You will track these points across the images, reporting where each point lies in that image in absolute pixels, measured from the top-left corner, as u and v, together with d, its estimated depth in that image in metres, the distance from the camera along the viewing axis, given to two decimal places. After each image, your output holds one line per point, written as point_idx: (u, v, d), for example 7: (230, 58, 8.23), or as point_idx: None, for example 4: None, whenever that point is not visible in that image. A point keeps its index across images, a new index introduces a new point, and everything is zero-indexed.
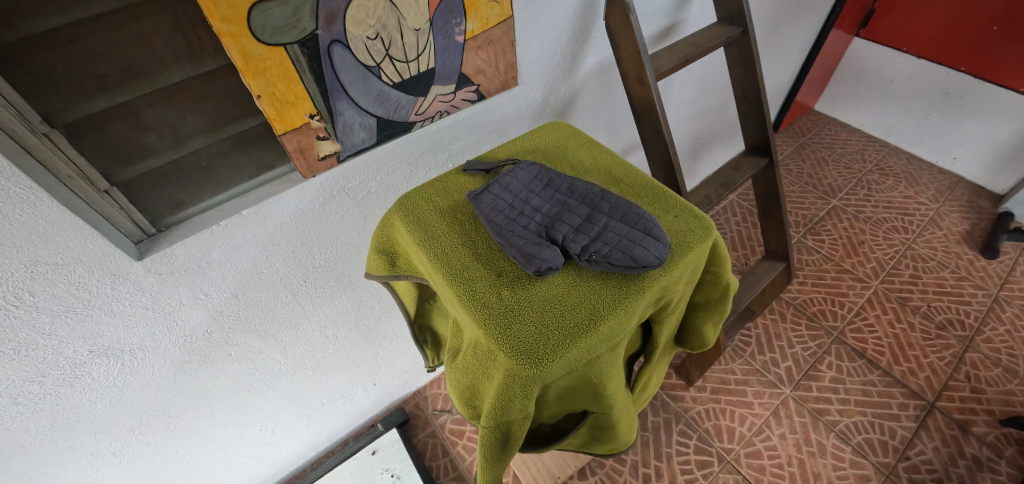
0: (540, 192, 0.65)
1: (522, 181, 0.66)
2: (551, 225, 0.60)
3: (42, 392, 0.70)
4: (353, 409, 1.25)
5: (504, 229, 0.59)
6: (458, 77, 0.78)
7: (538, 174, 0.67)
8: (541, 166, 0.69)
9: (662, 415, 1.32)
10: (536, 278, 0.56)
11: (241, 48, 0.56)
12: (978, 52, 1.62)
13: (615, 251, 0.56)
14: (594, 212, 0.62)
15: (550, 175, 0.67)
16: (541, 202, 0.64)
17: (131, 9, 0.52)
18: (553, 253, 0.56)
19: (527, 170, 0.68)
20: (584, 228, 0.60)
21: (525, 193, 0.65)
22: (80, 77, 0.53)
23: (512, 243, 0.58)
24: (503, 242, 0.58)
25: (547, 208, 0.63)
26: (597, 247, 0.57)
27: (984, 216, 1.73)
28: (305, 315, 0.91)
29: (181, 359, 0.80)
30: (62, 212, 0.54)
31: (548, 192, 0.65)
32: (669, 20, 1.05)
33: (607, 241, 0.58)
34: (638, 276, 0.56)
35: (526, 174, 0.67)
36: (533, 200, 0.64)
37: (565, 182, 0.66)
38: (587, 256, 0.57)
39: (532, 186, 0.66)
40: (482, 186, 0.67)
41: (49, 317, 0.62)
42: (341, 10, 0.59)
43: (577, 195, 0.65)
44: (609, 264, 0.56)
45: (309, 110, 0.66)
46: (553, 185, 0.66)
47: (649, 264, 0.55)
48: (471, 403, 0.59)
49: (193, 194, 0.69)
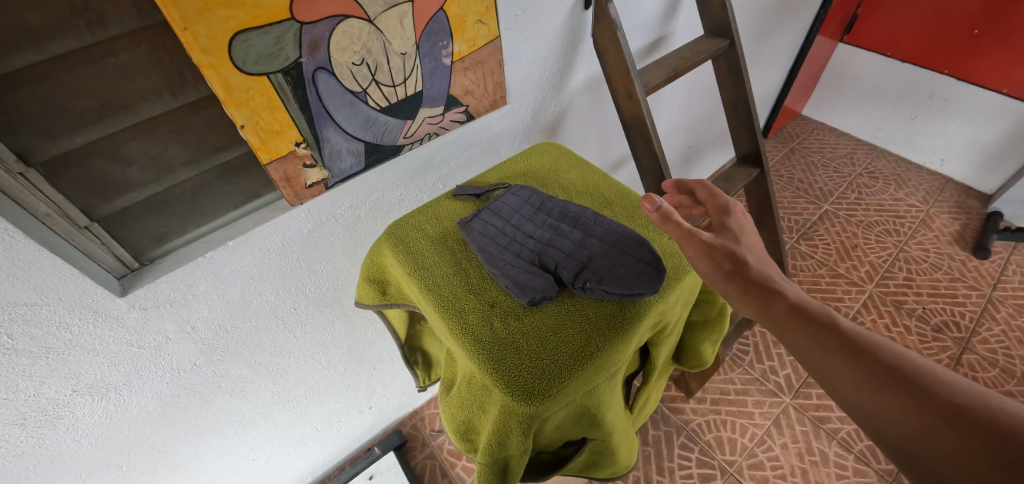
0: (532, 217, 0.64)
1: (513, 206, 0.65)
2: (544, 251, 0.59)
3: (24, 435, 0.67)
4: (348, 434, 1.22)
5: (494, 259, 0.59)
6: (446, 99, 0.77)
7: (529, 198, 0.67)
8: (532, 189, 0.68)
9: (662, 429, 1.31)
10: (531, 309, 0.55)
11: (223, 79, 0.54)
12: (960, 56, 1.64)
13: (609, 278, 0.56)
14: (589, 237, 0.61)
15: (541, 198, 0.66)
16: (533, 227, 0.63)
17: (108, 43, 0.51)
18: (546, 282, 0.56)
19: (518, 194, 0.67)
20: (578, 254, 0.59)
21: (517, 217, 0.64)
22: (57, 114, 0.52)
23: (504, 272, 0.57)
24: (497, 271, 0.57)
25: (539, 233, 0.62)
26: (591, 275, 0.56)
27: (973, 216, 1.75)
28: (297, 343, 0.90)
29: (168, 394, 0.78)
30: (40, 252, 0.52)
31: (540, 217, 0.64)
32: (657, 34, 1.05)
33: (600, 269, 0.57)
34: (634, 303, 0.55)
35: (517, 198, 0.67)
36: (526, 225, 0.63)
37: (557, 205, 0.66)
38: (580, 284, 0.56)
39: (524, 210, 0.65)
40: (472, 213, 0.66)
41: (29, 360, 0.59)
42: (325, 37, 0.58)
43: (570, 219, 0.64)
44: (606, 291, 0.55)
45: (295, 138, 0.65)
46: (545, 208, 0.65)
47: (644, 290, 0.54)
48: (467, 437, 0.58)
49: (178, 226, 0.68)
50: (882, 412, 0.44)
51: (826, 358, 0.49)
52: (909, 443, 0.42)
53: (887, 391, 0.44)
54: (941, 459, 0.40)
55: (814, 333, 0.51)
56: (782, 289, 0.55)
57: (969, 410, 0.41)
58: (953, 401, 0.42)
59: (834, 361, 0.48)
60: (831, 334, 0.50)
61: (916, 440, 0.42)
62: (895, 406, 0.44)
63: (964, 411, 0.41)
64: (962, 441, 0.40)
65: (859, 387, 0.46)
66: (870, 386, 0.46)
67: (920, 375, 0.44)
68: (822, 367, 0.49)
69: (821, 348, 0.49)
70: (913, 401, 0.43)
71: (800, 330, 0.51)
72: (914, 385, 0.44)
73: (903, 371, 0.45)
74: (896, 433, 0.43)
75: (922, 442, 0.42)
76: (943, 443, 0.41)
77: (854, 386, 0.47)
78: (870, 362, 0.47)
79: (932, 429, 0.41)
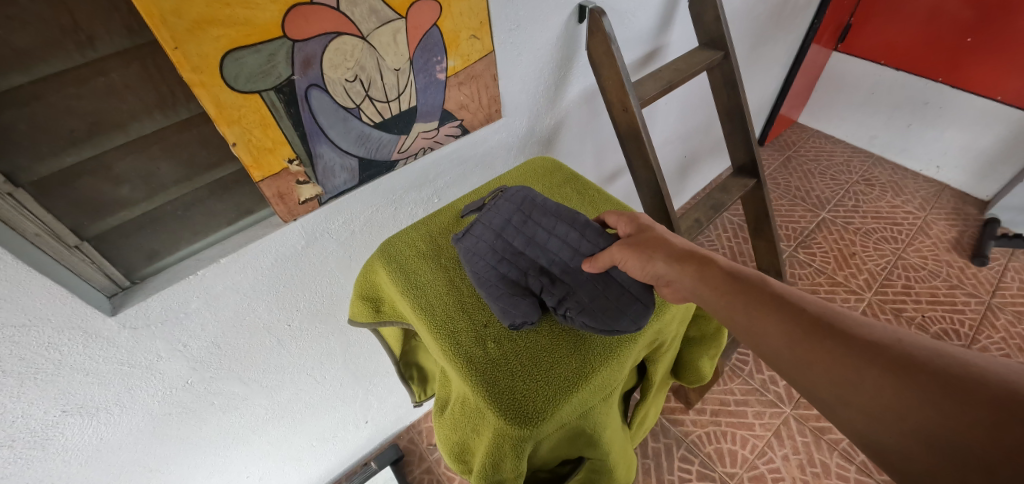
0: (521, 228, 0.64)
1: (502, 215, 0.65)
2: (530, 274, 0.60)
3: (11, 456, 0.66)
4: (344, 449, 1.21)
5: (482, 280, 0.59)
6: (441, 114, 0.77)
7: (520, 205, 0.66)
8: (524, 193, 0.67)
9: (662, 441, 1.29)
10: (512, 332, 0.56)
11: (214, 98, 0.54)
12: (954, 65, 1.65)
13: (592, 310, 0.55)
14: (578, 258, 0.61)
15: (532, 206, 0.65)
16: (521, 242, 0.63)
17: (99, 63, 0.51)
18: (528, 307, 0.55)
19: (512, 199, 0.66)
20: (563, 280, 0.59)
21: (507, 229, 0.64)
22: (47, 134, 0.52)
23: (489, 296, 0.57)
24: (484, 292, 0.58)
25: (527, 249, 0.62)
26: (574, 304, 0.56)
27: (970, 223, 1.75)
28: (291, 359, 0.89)
29: (160, 412, 0.77)
30: (28, 273, 0.51)
31: (529, 228, 0.64)
32: (652, 46, 1.05)
33: (584, 298, 0.57)
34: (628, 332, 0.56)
35: (509, 204, 0.66)
36: (515, 239, 0.63)
37: (546, 214, 0.64)
38: (562, 313, 0.56)
39: (513, 219, 0.64)
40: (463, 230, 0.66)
41: (16, 381, 0.58)
42: (318, 54, 0.58)
43: (558, 233, 0.63)
44: (587, 323, 0.54)
45: (288, 154, 0.64)
46: (535, 219, 0.64)
47: (624, 325, 0.54)
48: (461, 458, 0.57)
49: (170, 244, 0.67)
50: (817, 363, 0.44)
51: (755, 313, 0.49)
52: (841, 391, 0.43)
53: (819, 341, 0.45)
54: (872, 402, 0.41)
55: (743, 295, 0.51)
56: (714, 258, 0.55)
57: (889, 348, 0.42)
58: (874, 342, 0.43)
59: (773, 320, 0.48)
60: (758, 293, 0.50)
61: (848, 385, 0.42)
62: (827, 355, 0.44)
63: (885, 350, 0.42)
64: (891, 379, 0.41)
65: (791, 341, 0.46)
66: (801, 339, 0.46)
67: (843, 323, 0.46)
68: (756, 324, 0.49)
69: (751, 307, 0.49)
70: (842, 347, 0.44)
71: (737, 293, 0.51)
72: (838, 331, 0.45)
73: (828, 320, 0.46)
74: (826, 382, 0.44)
75: (852, 386, 0.42)
76: (872, 384, 0.41)
77: (787, 341, 0.46)
78: (798, 315, 0.47)
79: (859, 371, 0.42)
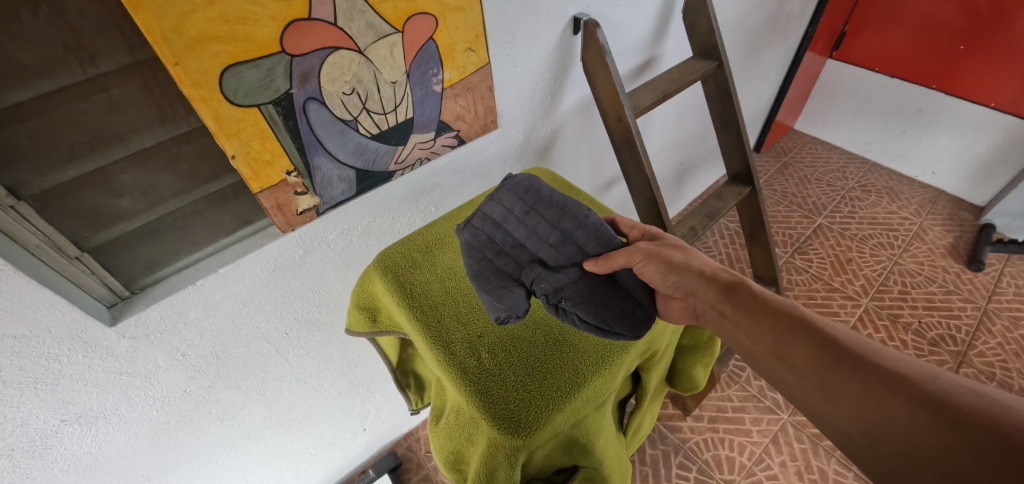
0: (523, 219, 0.64)
1: (504, 206, 0.64)
2: (528, 267, 0.61)
3: (10, 465, 0.67)
4: (342, 456, 1.21)
5: (480, 272, 0.60)
6: (437, 125, 0.78)
7: (524, 195, 0.65)
8: (529, 182, 0.66)
9: (660, 448, 1.29)
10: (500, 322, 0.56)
11: (214, 112, 0.55)
12: (947, 72, 1.67)
13: (589, 307, 0.56)
14: (581, 256, 0.62)
15: (535, 198, 0.65)
16: (522, 233, 0.63)
17: (100, 79, 0.52)
18: (516, 299, 0.56)
19: (515, 189, 0.66)
20: (559, 274, 0.60)
21: (508, 220, 0.64)
22: (49, 148, 0.53)
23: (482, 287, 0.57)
24: (478, 284, 0.58)
25: (528, 241, 0.63)
26: (570, 299, 0.57)
27: (966, 228, 1.76)
28: (289, 367, 0.89)
29: (157, 421, 0.77)
30: (29, 284, 0.52)
31: (530, 219, 0.64)
32: (646, 56, 1.07)
33: (574, 293, 0.58)
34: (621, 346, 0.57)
35: (511, 194, 0.65)
36: (516, 230, 0.63)
37: (548, 207, 0.64)
38: (557, 305, 0.57)
39: (515, 209, 0.64)
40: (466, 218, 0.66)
41: (16, 391, 0.59)
42: (316, 68, 0.59)
43: (560, 228, 0.63)
44: (578, 320, 0.56)
45: (286, 166, 0.65)
46: (537, 210, 0.64)
47: (623, 330, 0.55)
48: (456, 467, 0.57)
49: (169, 254, 0.68)
50: (839, 392, 0.43)
51: (780, 337, 0.49)
52: (864, 424, 0.41)
53: (843, 369, 0.44)
54: (898, 439, 0.39)
55: (769, 318, 0.51)
56: (744, 283, 0.56)
57: (921, 384, 0.41)
58: (906, 377, 0.41)
59: (798, 345, 0.47)
60: (784, 317, 0.50)
61: (872, 419, 0.41)
62: (851, 384, 0.43)
63: (915, 385, 0.41)
64: (919, 416, 0.39)
65: (814, 368, 0.46)
66: (826, 367, 0.45)
67: (871, 354, 0.44)
68: (779, 348, 0.49)
69: (776, 331, 0.49)
70: (867, 377, 0.42)
71: (764, 317, 0.51)
72: (867, 363, 0.43)
73: (857, 351, 0.45)
74: (849, 413, 0.43)
75: (876, 421, 0.41)
76: (898, 420, 0.40)
77: (809, 368, 0.46)
78: (823, 342, 0.46)
79: (886, 404, 0.41)
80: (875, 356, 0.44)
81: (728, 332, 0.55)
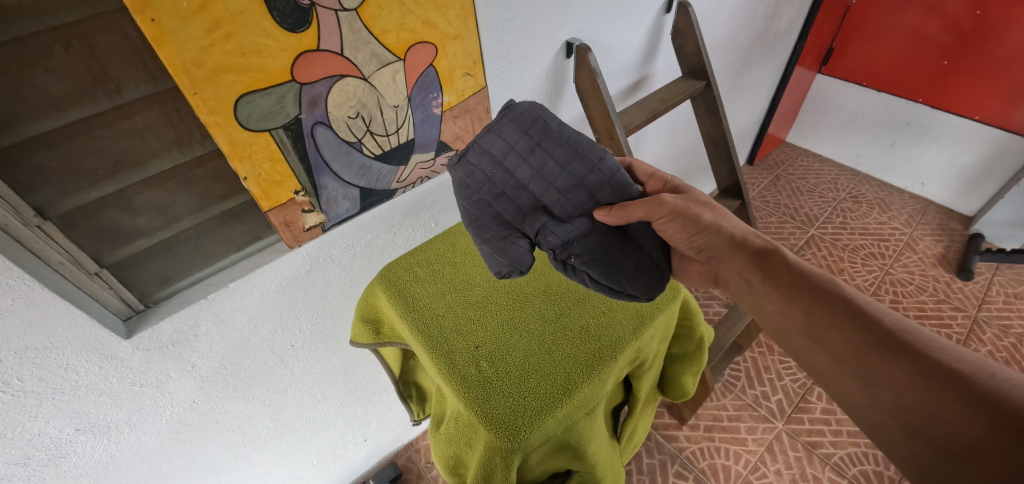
0: (527, 156, 0.66)
1: (507, 142, 0.66)
2: (532, 213, 0.65)
3: (26, 474, 0.69)
4: (343, 467, 1.23)
5: (480, 219, 0.65)
6: (437, 145, 0.82)
7: (530, 131, 0.66)
8: (535, 118, 0.66)
9: (656, 457, 1.31)
10: (502, 276, 0.64)
11: (228, 136, 0.59)
12: (933, 85, 1.72)
13: (598, 266, 0.63)
14: (591, 205, 0.66)
15: (541, 134, 0.66)
16: (527, 173, 0.66)
17: (124, 108, 0.56)
18: (517, 253, 0.62)
19: (516, 126, 0.66)
20: (565, 222, 0.64)
21: (507, 156, 0.66)
22: (75, 172, 0.57)
23: (482, 240, 0.64)
24: (475, 233, 0.65)
25: (531, 181, 0.66)
26: (579, 256, 0.63)
27: (956, 238, 1.80)
28: (293, 378, 0.92)
29: (167, 431, 0.80)
30: (52, 298, 0.55)
31: (535, 157, 0.66)
32: (637, 76, 1.11)
33: (584, 251, 0.63)
34: (609, 353, 0.61)
35: (512, 132, 0.66)
36: (520, 170, 0.66)
37: (554, 145, 0.66)
38: (565, 262, 0.63)
39: (520, 147, 0.66)
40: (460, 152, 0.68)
41: (36, 400, 0.62)
42: (323, 95, 0.63)
43: (568, 169, 0.65)
44: (590, 279, 0.63)
45: (294, 187, 0.69)
46: (543, 148, 0.66)
47: (636, 291, 0.63)
48: (455, 471, 0.60)
49: (182, 269, 0.72)
50: (879, 381, 0.45)
51: (823, 319, 0.51)
52: (904, 414, 0.44)
53: (890, 361, 0.45)
54: (939, 432, 0.42)
55: (810, 296, 0.53)
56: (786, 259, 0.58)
57: (976, 383, 0.42)
58: (957, 372, 0.43)
59: (841, 330, 0.49)
60: (829, 299, 0.52)
61: (912, 410, 0.43)
62: (894, 375, 0.45)
63: (968, 383, 0.42)
64: (969, 417, 0.40)
65: (854, 352, 0.48)
66: (864, 353, 0.47)
67: (924, 346, 0.45)
68: (818, 329, 0.51)
69: (817, 311, 0.52)
70: (913, 369, 0.44)
71: (806, 297, 0.53)
72: (917, 353, 0.45)
73: (905, 342, 0.46)
74: (888, 406, 0.45)
75: (917, 413, 0.43)
76: (942, 414, 0.42)
77: (851, 355, 0.48)
78: (870, 329, 0.48)
79: (927, 397, 0.43)
80: (928, 349, 0.45)
81: (756, 302, 0.59)
